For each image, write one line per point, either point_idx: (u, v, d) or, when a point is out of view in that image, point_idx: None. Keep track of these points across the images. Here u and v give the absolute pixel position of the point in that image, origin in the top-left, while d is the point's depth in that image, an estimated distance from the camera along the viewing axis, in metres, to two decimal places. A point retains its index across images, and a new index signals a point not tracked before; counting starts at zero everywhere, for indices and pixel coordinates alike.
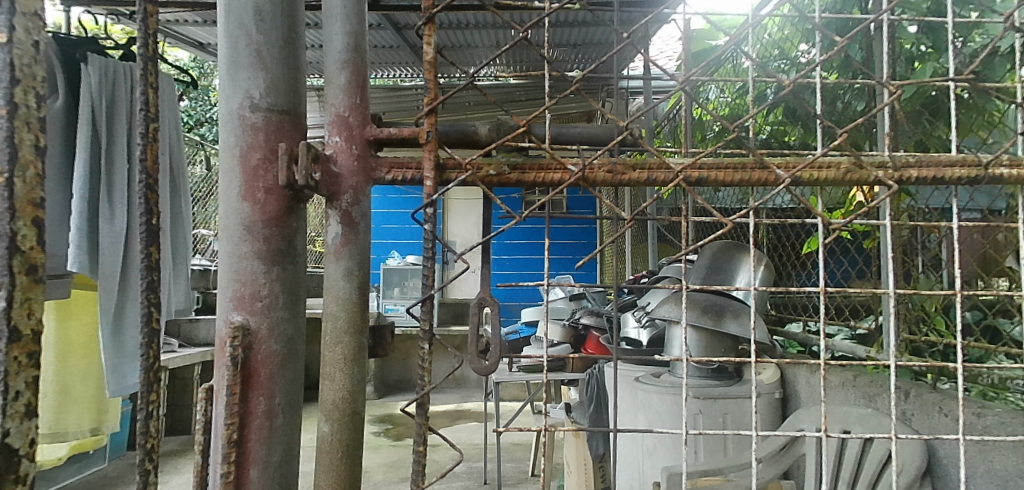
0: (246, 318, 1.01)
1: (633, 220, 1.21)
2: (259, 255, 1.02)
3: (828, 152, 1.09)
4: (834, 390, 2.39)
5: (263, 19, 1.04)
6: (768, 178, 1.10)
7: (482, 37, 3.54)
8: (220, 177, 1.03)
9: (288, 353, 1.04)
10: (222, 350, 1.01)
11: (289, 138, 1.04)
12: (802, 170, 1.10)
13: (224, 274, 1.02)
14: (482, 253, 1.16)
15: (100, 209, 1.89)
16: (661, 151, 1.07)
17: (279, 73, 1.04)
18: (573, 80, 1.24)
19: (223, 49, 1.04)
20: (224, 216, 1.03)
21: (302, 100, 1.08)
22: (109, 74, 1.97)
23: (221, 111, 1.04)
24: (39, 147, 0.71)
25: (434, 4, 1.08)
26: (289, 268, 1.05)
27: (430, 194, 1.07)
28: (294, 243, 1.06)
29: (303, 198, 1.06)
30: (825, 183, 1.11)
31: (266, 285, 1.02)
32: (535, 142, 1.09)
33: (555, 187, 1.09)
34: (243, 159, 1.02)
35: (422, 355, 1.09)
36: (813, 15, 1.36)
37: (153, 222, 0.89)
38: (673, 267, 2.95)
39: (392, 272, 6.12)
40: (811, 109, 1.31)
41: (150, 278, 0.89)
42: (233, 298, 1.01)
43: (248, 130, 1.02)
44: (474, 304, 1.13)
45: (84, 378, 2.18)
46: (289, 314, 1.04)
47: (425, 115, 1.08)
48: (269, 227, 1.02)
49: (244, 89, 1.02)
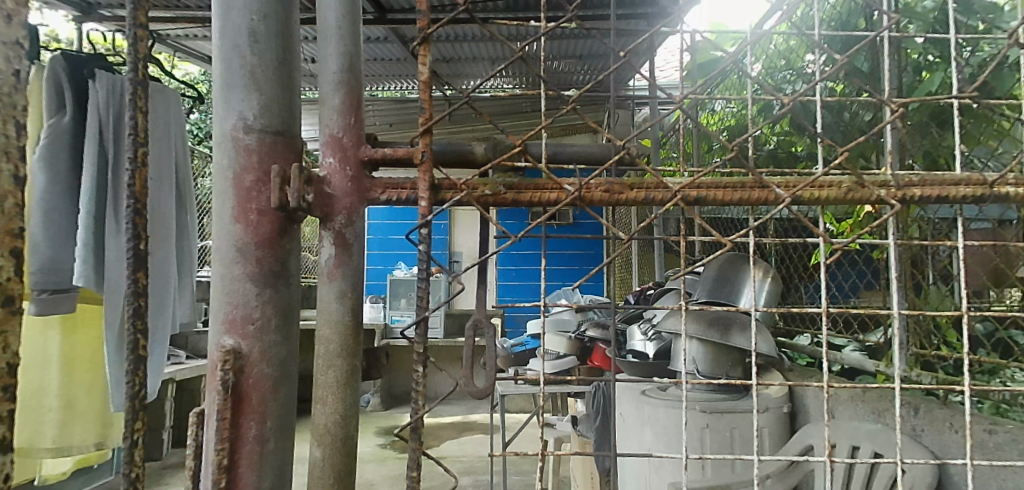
0: (238, 342, 1.00)
1: (632, 238, 1.20)
2: (252, 277, 1.01)
3: (830, 171, 1.08)
4: (843, 405, 2.36)
5: (258, 41, 1.04)
6: (768, 198, 1.08)
7: (484, 50, 3.55)
8: (214, 199, 1.03)
9: (280, 376, 1.03)
10: (211, 375, 1.00)
11: (282, 159, 1.04)
12: (803, 189, 1.08)
13: (217, 297, 1.01)
14: (479, 275, 1.16)
15: (106, 224, 1.89)
16: (659, 170, 1.06)
17: (273, 94, 1.04)
18: (571, 99, 1.23)
19: (217, 70, 1.04)
20: (217, 238, 1.02)
21: (296, 121, 1.07)
22: (116, 91, 1.99)
23: (216, 133, 1.04)
24: (19, 176, 0.74)
25: (430, 23, 1.07)
26: (282, 290, 1.04)
27: (425, 214, 1.06)
28: (288, 264, 1.05)
29: (297, 219, 1.06)
30: (826, 202, 1.09)
31: (258, 307, 1.01)
32: (532, 162, 1.08)
33: (552, 207, 1.08)
34: (236, 181, 1.02)
35: (416, 376, 1.07)
36: (814, 31, 1.41)
37: (141, 247, 0.90)
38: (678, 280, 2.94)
39: (398, 283, 6.09)
40: (812, 128, 1.31)
41: (137, 303, 0.89)
42: (224, 321, 1.01)
43: (241, 152, 1.02)
44: (470, 326, 1.12)
45: (89, 394, 2.14)
46: (282, 337, 1.03)
47: (420, 134, 1.07)
48: (262, 249, 1.02)
49: (238, 111, 1.02)
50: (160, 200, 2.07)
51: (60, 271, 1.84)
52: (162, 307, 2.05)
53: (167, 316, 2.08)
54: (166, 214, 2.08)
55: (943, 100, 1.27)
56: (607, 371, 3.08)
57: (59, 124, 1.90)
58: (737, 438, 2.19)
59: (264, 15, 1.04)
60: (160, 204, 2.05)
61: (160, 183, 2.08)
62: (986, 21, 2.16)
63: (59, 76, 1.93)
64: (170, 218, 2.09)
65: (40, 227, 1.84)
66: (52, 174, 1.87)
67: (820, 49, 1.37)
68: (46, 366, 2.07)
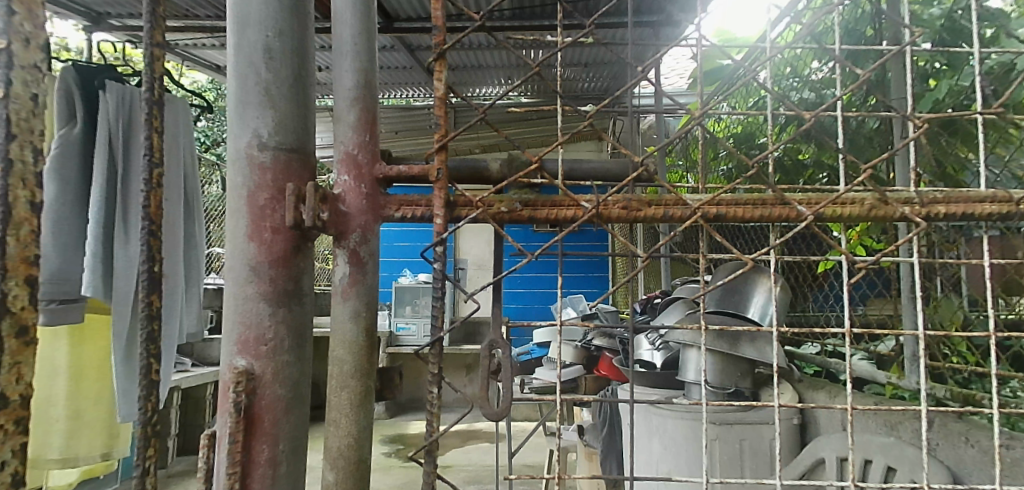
0: (250, 362, 0.99)
1: (650, 256, 1.18)
2: (265, 296, 1.00)
3: (852, 188, 1.07)
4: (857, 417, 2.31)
5: (273, 57, 1.03)
6: (790, 215, 1.07)
7: (493, 58, 3.55)
8: (227, 217, 1.02)
9: (293, 397, 1.02)
10: (224, 396, 0.99)
11: (297, 177, 1.03)
12: (825, 206, 1.07)
13: (229, 317, 1.01)
14: (494, 292, 1.15)
15: (116, 235, 1.89)
16: (678, 187, 1.05)
17: (289, 111, 1.04)
18: (587, 115, 1.23)
19: (232, 86, 1.04)
20: (231, 256, 1.01)
21: (311, 138, 1.07)
22: (126, 102, 2.00)
23: (230, 150, 1.04)
24: (35, 202, 0.74)
25: (446, 38, 1.06)
26: (296, 309, 1.03)
27: (440, 232, 1.05)
28: (302, 283, 1.04)
29: (311, 237, 1.05)
30: (848, 219, 1.08)
31: (271, 327, 1.00)
32: (549, 179, 1.07)
33: (569, 224, 1.07)
34: (251, 199, 1.01)
35: (431, 399, 1.06)
36: (834, 46, 1.39)
37: (155, 269, 0.89)
38: (687, 289, 2.92)
39: (403, 290, 6.02)
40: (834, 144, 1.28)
41: (151, 327, 0.89)
42: (237, 342, 1.00)
43: (256, 170, 1.01)
44: (485, 345, 1.11)
45: (96, 403, 2.13)
46: (295, 357, 1.03)
47: (436, 151, 1.07)
48: (275, 268, 1.01)
49: (253, 128, 1.02)
50: (169, 210, 2.07)
51: (68, 281, 1.84)
52: (170, 318, 2.04)
53: (175, 327, 2.07)
54: (175, 224, 2.08)
55: (964, 115, 1.25)
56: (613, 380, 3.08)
57: (69, 134, 1.89)
58: (746, 450, 2.17)
59: (279, 31, 1.04)
60: (169, 214, 2.05)
61: (170, 194, 2.08)
62: (995, 29, 2.15)
63: (70, 87, 1.93)
64: (180, 228, 2.09)
65: (50, 238, 1.83)
66: (63, 186, 1.87)
67: (840, 64, 1.35)
68: (54, 375, 2.06)
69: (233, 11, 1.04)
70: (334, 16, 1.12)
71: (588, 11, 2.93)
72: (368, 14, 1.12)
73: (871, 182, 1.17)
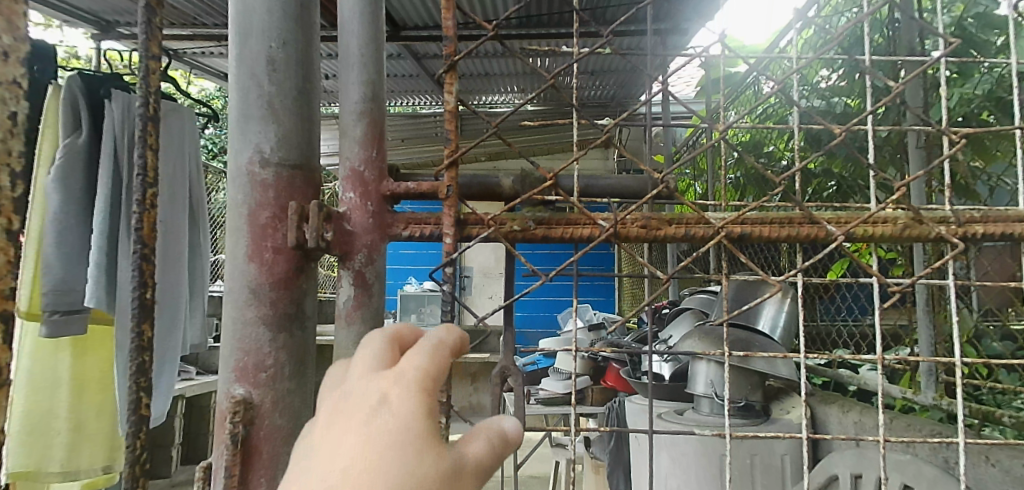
0: (249, 391, 0.96)
1: (670, 277, 1.14)
2: (265, 321, 0.97)
3: (885, 207, 1.02)
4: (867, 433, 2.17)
5: (276, 69, 1.00)
6: (818, 234, 1.03)
7: (502, 66, 3.53)
8: (227, 236, 0.99)
9: (293, 427, 0.98)
10: (221, 426, 0.96)
11: (300, 195, 1.00)
12: (856, 226, 1.02)
13: (228, 342, 0.97)
14: (504, 313, 1.11)
15: (120, 245, 1.87)
16: (701, 206, 1.01)
17: (292, 125, 1.01)
18: (603, 128, 1.19)
19: (234, 100, 1.01)
20: (230, 279, 0.98)
21: (315, 154, 1.04)
22: (131, 111, 1.98)
23: (231, 166, 1.00)
24: (11, 231, 0.64)
25: (457, 49, 1.03)
26: (297, 335, 1.00)
27: (450, 252, 1.02)
28: (304, 306, 1.01)
29: (314, 258, 1.02)
30: (881, 239, 1.04)
31: (271, 354, 0.97)
32: (563, 196, 1.03)
33: (585, 243, 1.04)
34: (252, 218, 0.98)
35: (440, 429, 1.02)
36: (864, 57, 1.29)
37: (147, 296, 0.85)
38: (698, 299, 2.88)
39: (409, 298, 5.97)
40: (864, 160, 1.21)
41: (141, 358, 0.84)
42: (235, 370, 0.97)
43: (257, 188, 0.98)
44: (496, 371, 1.07)
45: (98, 416, 2.09)
46: (296, 384, 0.99)
47: (445, 168, 1.03)
48: (276, 290, 0.98)
49: (255, 144, 0.99)
50: (173, 220, 2.04)
51: (72, 292, 1.80)
52: (169, 332, 2.01)
53: (177, 341, 2.04)
54: (179, 236, 2.05)
55: (1001, 130, 1.18)
56: (621, 391, 3.04)
57: (74, 144, 1.86)
58: (757, 467, 2.10)
59: (282, 42, 1.01)
60: (173, 225, 2.03)
61: (174, 204, 2.05)
62: (1004, 37, 2.11)
63: (76, 95, 1.91)
64: (184, 240, 2.06)
65: (52, 250, 1.80)
66: (66, 197, 1.84)
67: (870, 75, 1.26)
68: (56, 387, 2.00)
69: (236, 21, 1.01)
70: (341, 25, 1.09)
71: (603, 19, 2.90)
72: (376, 24, 1.09)
73: (903, 201, 1.13)
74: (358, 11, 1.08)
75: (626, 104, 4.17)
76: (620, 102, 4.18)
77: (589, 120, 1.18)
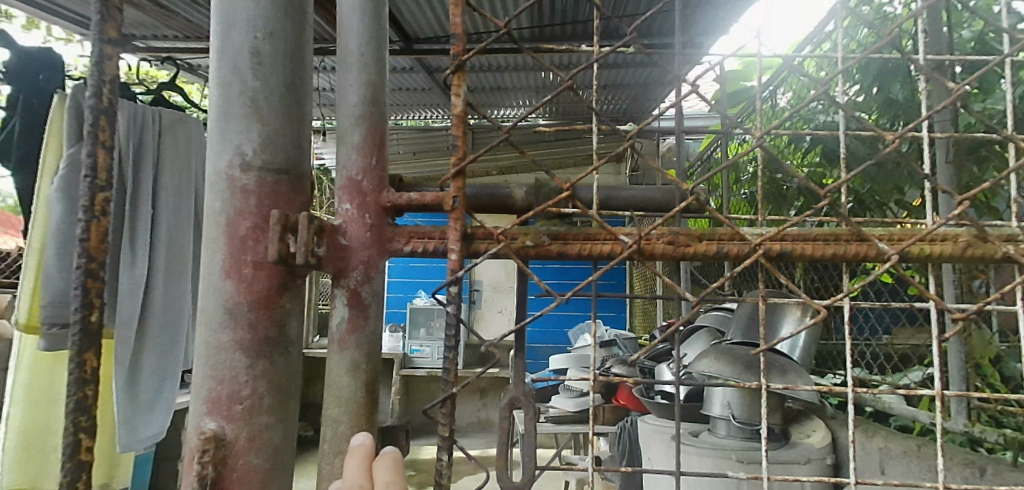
0: (221, 425, 0.90)
1: (699, 300, 1.06)
2: (243, 346, 0.91)
3: (945, 223, 0.95)
4: (894, 462, 2.05)
5: (261, 62, 0.95)
6: (868, 253, 0.95)
7: (514, 80, 3.48)
8: (205, 248, 0.93)
9: (271, 467, 0.92)
10: (190, 464, 0.90)
11: (284, 202, 0.94)
12: (912, 245, 0.95)
13: (202, 369, 0.91)
14: (515, 337, 1.04)
15: (123, 254, 1.82)
16: (737, 221, 0.94)
17: (278, 125, 0.95)
18: (626, 134, 1.11)
19: (215, 97, 0.95)
20: (205, 297, 0.93)
21: (302, 157, 0.98)
22: (137, 121, 1.91)
23: (209, 168, 0.95)
24: None
25: (466, 48, 0.96)
26: (278, 361, 0.94)
27: (455, 269, 0.95)
28: (287, 329, 0.95)
29: (300, 274, 0.95)
30: (939, 259, 0.96)
31: (248, 384, 0.91)
32: (581, 208, 0.96)
33: (606, 261, 0.97)
34: (230, 228, 0.92)
35: (442, 466, 0.95)
36: (919, 55, 1.17)
37: (90, 318, 0.88)
38: (714, 316, 2.78)
39: (418, 312, 5.81)
40: (920, 169, 1.09)
41: (81, 393, 0.88)
42: (207, 401, 0.91)
43: (237, 194, 0.92)
44: (503, 403, 1.00)
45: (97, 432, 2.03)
46: (275, 418, 0.93)
47: (451, 177, 0.96)
48: (256, 310, 0.92)
49: (236, 145, 0.93)
50: (178, 230, 1.98)
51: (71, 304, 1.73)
52: (168, 345, 1.92)
53: (178, 355, 1.96)
54: (183, 248, 1.99)
55: None
56: (633, 410, 2.96)
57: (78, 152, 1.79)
58: None
59: (269, 33, 0.95)
60: (175, 235, 1.97)
61: (179, 214, 2.00)
62: None
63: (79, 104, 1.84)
64: (187, 252, 2.01)
65: (52, 263, 1.73)
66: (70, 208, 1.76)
67: (925, 76, 1.14)
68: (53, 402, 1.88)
69: (217, 11, 0.95)
70: (340, 22, 1.03)
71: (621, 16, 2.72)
72: (378, 21, 1.04)
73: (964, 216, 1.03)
74: (359, 6, 1.02)
75: (639, 118, 4.11)
76: (632, 116, 4.12)
77: (612, 125, 1.09)
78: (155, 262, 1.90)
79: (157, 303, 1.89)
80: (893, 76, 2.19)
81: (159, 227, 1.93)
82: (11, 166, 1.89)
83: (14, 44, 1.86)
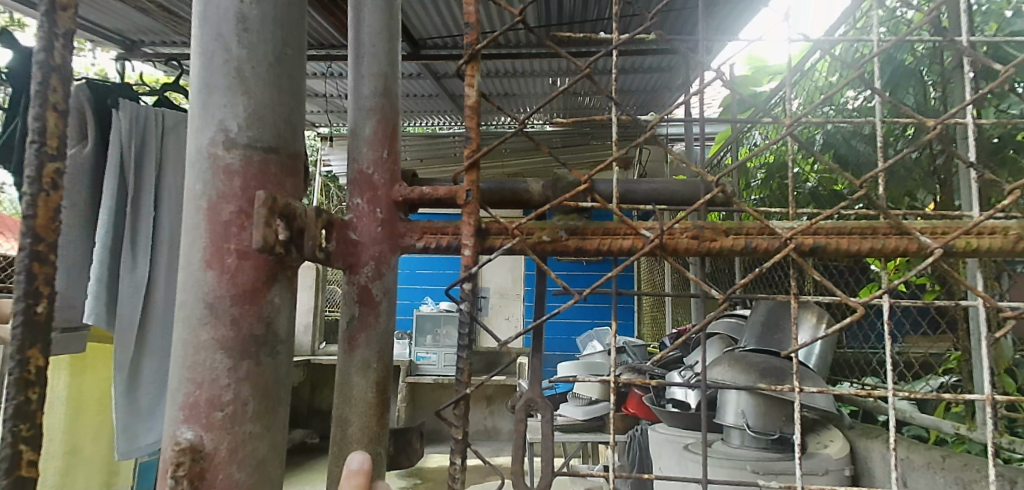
0: (199, 435, 0.87)
1: (725, 299, 1.03)
2: (224, 346, 0.88)
3: (993, 215, 0.90)
4: (916, 473, 1.99)
5: (247, 29, 0.92)
6: (909, 247, 0.91)
7: (528, 85, 3.46)
8: (185, 232, 0.90)
9: (254, 479, 0.89)
10: (166, 475, 0.86)
11: (270, 183, 0.91)
12: (957, 238, 0.90)
13: (180, 371, 0.88)
14: (532, 337, 1.01)
15: (124, 256, 1.80)
16: (768, 214, 0.91)
17: (264, 98, 0.92)
18: (649, 125, 1.08)
19: (197, 66, 0.92)
20: (186, 290, 0.90)
21: (290, 135, 0.95)
22: (140, 121, 1.88)
23: (191, 143, 0.92)
24: None
25: (480, 37, 0.93)
26: (264, 363, 0.91)
27: (468, 265, 0.92)
28: (274, 327, 0.92)
29: (287, 265, 0.93)
30: (986, 253, 0.92)
31: (230, 388, 0.88)
32: (601, 202, 0.93)
33: (626, 256, 0.93)
34: (212, 211, 0.89)
35: (453, 472, 0.92)
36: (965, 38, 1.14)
37: (37, 310, 0.79)
38: (726, 322, 2.71)
39: (425, 318, 5.83)
40: (964, 157, 1.06)
41: (23, 396, 0.78)
42: (185, 407, 0.87)
43: (220, 174, 0.89)
44: (518, 408, 0.97)
45: (94, 437, 2.05)
46: (260, 428, 0.90)
47: (465, 169, 0.93)
48: (238, 304, 0.89)
49: (219, 119, 0.90)
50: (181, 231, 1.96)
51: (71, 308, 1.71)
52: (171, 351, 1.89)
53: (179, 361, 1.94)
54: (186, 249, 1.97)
55: None
56: (642, 418, 2.92)
57: (80, 153, 1.76)
58: None
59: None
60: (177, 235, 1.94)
61: (179, 214, 1.97)
62: None
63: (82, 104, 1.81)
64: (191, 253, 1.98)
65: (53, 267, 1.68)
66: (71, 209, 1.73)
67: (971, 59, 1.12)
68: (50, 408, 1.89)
69: None
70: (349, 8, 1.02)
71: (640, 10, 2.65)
72: (389, 10, 1.02)
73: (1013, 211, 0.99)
74: None
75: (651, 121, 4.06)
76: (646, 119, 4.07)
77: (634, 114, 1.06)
78: (156, 262, 1.88)
79: (158, 306, 1.87)
80: (906, 80, 2.13)
81: (162, 227, 1.90)
82: (11, 166, 1.87)
83: (17, 43, 1.83)
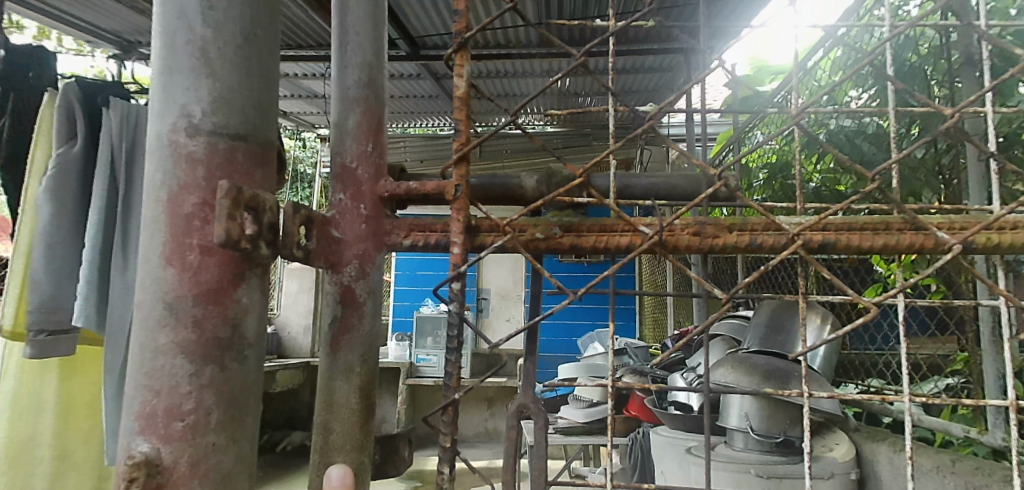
0: (153, 449, 0.83)
1: (729, 298, 0.99)
2: (186, 351, 0.85)
3: (1015, 210, 0.87)
4: (924, 478, 1.94)
5: (213, 8, 0.88)
6: (925, 243, 0.88)
7: (528, 85, 3.41)
8: (145, 225, 0.88)
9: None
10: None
11: (236, 173, 0.88)
12: (976, 233, 0.87)
13: (135, 380, 0.85)
14: (525, 338, 0.97)
15: (114, 258, 1.75)
16: (776, 210, 0.87)
17: (231, 82, 0.89)
18: (647, 116, 1.06)
19: (159, 46, 0.88)
20: (144, 289, 0.86)
21: (259, 123, 0.92)
22: (131, 120, 1.85)
23: (151, 128, 0.88)
24: None
25: (469, 26, 0.91)
26: (228, 370, 0.87)
27: (458, 263, 0.88)
28: (241, 329, 0.89)
29: (254, 261, 0.90)
30: (1006, 250, 0.88)
31: (190, 397, 0.84)
32: (597, 198, 0.90)
33: (624, 254, 0.90)
34: (174, 203, 0.86)
35: (441, 480, 0.88)
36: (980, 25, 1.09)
37: None
38: (728, 324, 2.67)
39: (425, 320, 5.75)
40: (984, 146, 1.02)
41: None
42: (140, 418, 0.84)
43: (183, 162, 0.86)
44: (510, 413, 0.94)
45: (86, 442, 1.91)
46: (222, 440, 0.86)
47: (454, 164, 0.90)
48: (201, 305, 0.86)
49: (182, 103, 0.87)
50: None
51: (59, 310, 1.67)
52: None
53: None
54: None
55: None
56: (644, 421, 2.88)
57: (69, 153, 1.73)
58: None
59: None
60: None
61: None
62: None
63: (72, 104, 1.78)
64: None
65: (42, 267, 1.67)
66: (58, 208, 1.71)
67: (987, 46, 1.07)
68: (40, 411, 1.82)
69: None
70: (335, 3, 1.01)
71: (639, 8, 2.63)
72: (375, 4, 1.01)
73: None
74: None
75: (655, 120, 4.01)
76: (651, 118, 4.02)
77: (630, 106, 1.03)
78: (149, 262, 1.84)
79: None
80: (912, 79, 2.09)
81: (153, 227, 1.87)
82: None
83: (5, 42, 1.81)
